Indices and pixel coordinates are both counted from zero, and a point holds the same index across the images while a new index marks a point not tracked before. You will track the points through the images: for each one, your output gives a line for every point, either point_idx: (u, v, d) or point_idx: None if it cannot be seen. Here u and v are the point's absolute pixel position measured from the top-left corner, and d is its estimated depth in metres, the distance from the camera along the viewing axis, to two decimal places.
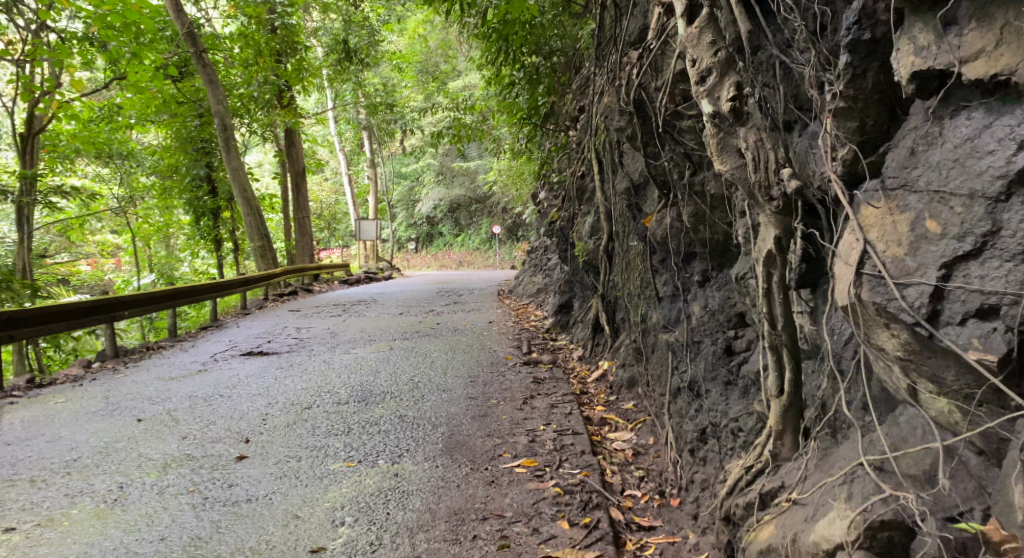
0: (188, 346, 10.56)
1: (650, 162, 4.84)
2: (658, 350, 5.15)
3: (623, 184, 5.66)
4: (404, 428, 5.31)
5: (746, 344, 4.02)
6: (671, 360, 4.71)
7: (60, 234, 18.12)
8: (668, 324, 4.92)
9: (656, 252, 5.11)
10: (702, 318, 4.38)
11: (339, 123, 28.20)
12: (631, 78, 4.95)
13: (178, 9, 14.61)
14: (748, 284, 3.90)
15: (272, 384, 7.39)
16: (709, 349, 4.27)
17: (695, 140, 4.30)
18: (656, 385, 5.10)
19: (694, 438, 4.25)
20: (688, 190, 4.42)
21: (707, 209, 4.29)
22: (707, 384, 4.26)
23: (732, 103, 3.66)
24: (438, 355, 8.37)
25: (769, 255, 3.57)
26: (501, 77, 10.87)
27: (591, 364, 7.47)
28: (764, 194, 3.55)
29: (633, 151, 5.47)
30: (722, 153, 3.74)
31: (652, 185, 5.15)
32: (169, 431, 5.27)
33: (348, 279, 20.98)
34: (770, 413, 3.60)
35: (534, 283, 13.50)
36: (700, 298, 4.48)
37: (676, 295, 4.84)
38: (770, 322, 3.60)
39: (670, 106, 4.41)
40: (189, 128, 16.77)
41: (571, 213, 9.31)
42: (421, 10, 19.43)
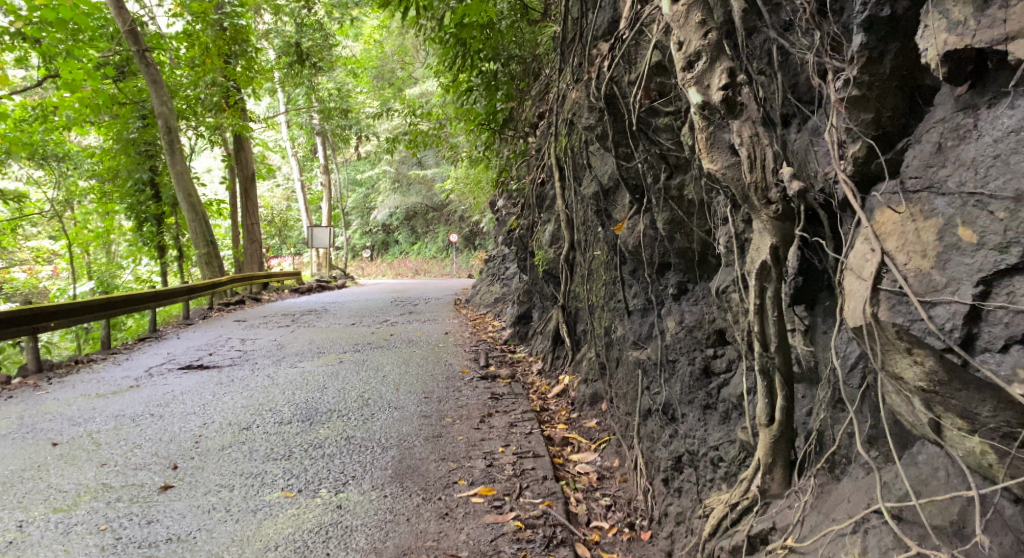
0: (121, 360, 9.97)
1: (623, 164, 4.57)
2: (623, 366, 4.87)
3: (590, 188, 5.34)
4: (350, 452, 4.94)
5: (726, 365, 3.74)
6: (644, 379, 4.43)
7: None
8: (638, 340, 4.62)
9: (626, 262, 4.82)
10: (676, 335, 4.10)
11: (292, 128, 27.58)
12: (602, 72, 4.65)
13: (120, 5, 13.92)
14: (730, 299, 3.62)
15: (209, 401, 6.95)
16: (686, 369, 3.99)
17: (673, 140, 4.02)
18: (623, 405, 4.82)
19: (669, 466, 3.98)
20: (663, 195, 4.15)
21: (685, 216, 4.02)
22: (683, 408, 3.99)
23: (724, 93, 3.35)
24: (390, 369, 7.98)
25: (763, 267, 3.28)
26: (459, 82, 10.56)
27: (551, 379, 7.16)
28: (761, 197, 3.26)
29: (602, 153, 5.17)
30: (712, 150, 3.44)
31: (622, 189, 4.85)
32: (88, 464, 4.86)
33: (300, 287, 20.40)
34: (759, 444, 3.34)
35: (491, 293, 13.19)
36: (674, 313, 4.20)
37: (648, 309, 4.56)
38: (761, 343, 3.32)
39: (644, 102, 4.16)
40: (131, 130, 16.01)
41: (531, 221, 9.01)
42: (378, 14, 19.03)
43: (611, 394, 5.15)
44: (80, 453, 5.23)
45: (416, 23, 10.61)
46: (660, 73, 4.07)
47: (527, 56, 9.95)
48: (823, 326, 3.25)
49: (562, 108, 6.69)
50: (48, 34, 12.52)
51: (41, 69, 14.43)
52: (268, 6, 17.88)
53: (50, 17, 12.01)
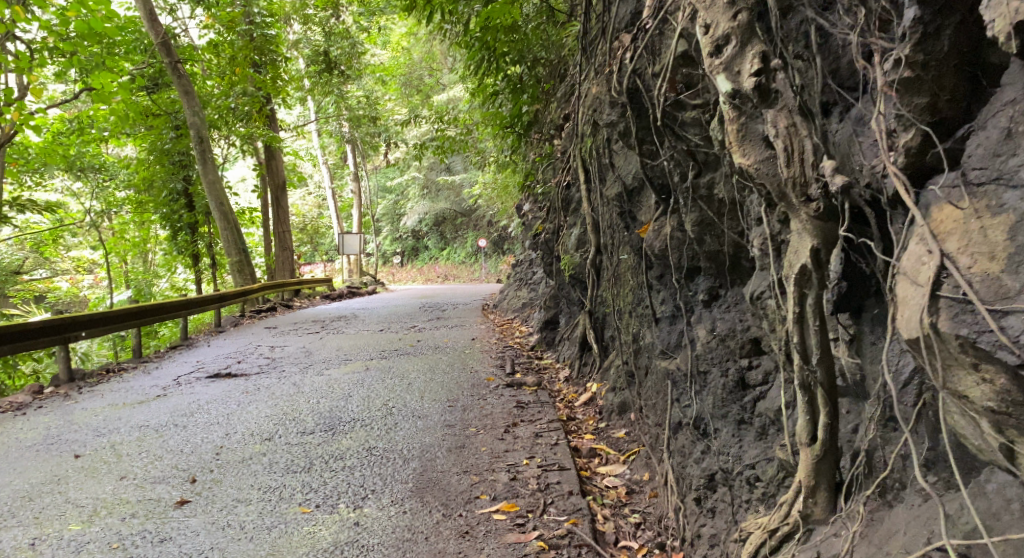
0: (151, 369, 9.97)
1: (647, 162, 4.36)
2: (652, 374, 4.67)
3: (615, 189, 5.14)
4: (371, 463, 4.82)
5: (762, 377, 3.55)
6: (673, 389, 4.22)
7: (34, 250, 17.68)
8: (666, 349, 4.40)
9: (652, 266, 4.62)
10: (708, 344, 3.89)
11: (323, 137, 27.75)
12: (622, 65, 4.48)
13: (153, 18, 14.07)
14: (767, 305, 3.42)
15: (234, 410, 6.90)
16: (718, 381, 3.78)
17: (701, 135, 3.84)
18: (652, 416, 4.62)
19: (702, 485, 3.78)
20: (691, 195, 3.94)
21: (716, 217, 3.82)
22: (716, 423, 3.78)
23: (757, 79, 3.17)
24: (416, 376, 7.82)
25: (803, 272, 3.07)
26: (484, 86, 10.45)
27: (578, 387, 6.96)
28: (800, 193, 3.07)
29: (625, 152, 4.99)
30: (745, 143, 3.24)
31: (648, 189, 4.66)
32: (107, 477, 4.84)
33: (331, 294, 20.43)
34: (799, 465, 3.13)
35: (519, 298, 13.01)
36: (705, 320, 3.99)
37: (677, 316, 4.36)
38: (800, 356, 3.11)
39: (669, 96, 3.96)
40: (164, 140, 16.13)
41: (557, 224, 8.82)
42: (407, 21, 19.04)
43: (639, 403, 4.95)
44: (101, 465, 5.18)
45: (441, 28, 10.53)
46: (687, 63, 3.88)
47: (552, 58, 9.81)
48: (870, 336, 3.03)
49: (588, 107, 6.52)
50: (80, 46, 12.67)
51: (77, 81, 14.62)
52: (297, 15, 17.97)
53: (81, 28, 12.16)
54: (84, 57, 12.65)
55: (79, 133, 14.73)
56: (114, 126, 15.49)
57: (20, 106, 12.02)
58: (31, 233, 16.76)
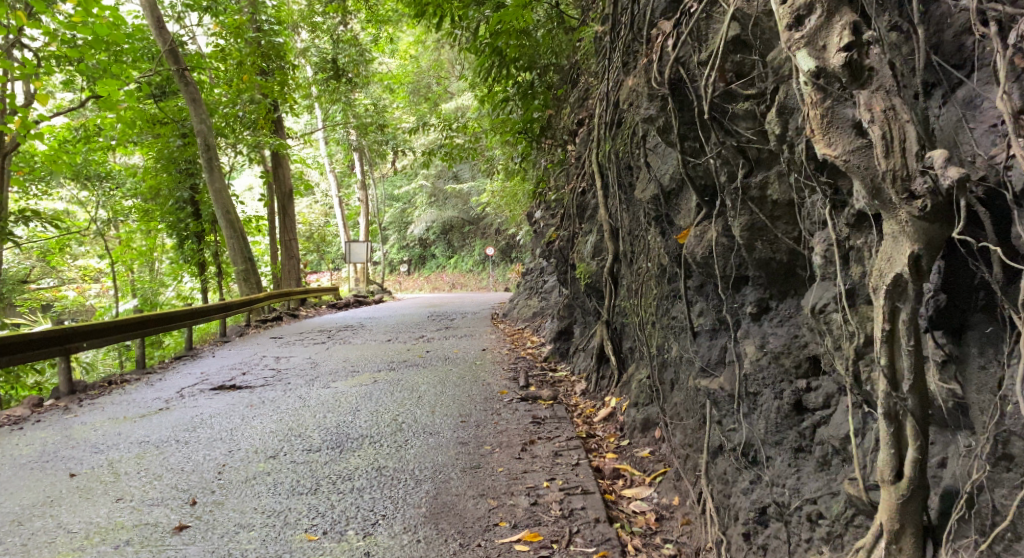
0: (154, 380, 9.70)
1: (690, 162, 4.11)
2: (684, 392, 4.42)
3: (648, 191, 4.85)
4: (382, 484, 4.56)
5: (823, 401, 3.29)
6: (714, 410, 3.97)
7: (40, 259, 17.51)
8: (706, 367, 4.12)
9: (690, 276, 4.34)
10: (758, 362, 3.62)
11: (330, 144, 27.56)
12: (664, 53, 4.23)
13: (160, 26, 13.93)
14: (831, 319, 3.19)
15: (238, 425, 6.63)
16: (772, 403, 3.52)
17: (754, 130, 3.60)
18: (683, 436, 4.36)
19: (751, 518, 3.54)
20: (741, 196, 3.67)
21: (768, 221, 3.54)
22: (769, 450, 3.53)
23: (848, 54, 2.87)
24: (426, 389, 7.54)
25: (897, 284, 2.79)
26: (494, 93, 10.22)
27: (596, 401, 6.64)
28: (901, 188, 2.74)
29: (663, 152, 4.71)
30: (832, 130, 2.94)
31: (687, 190, 4.37)
32: (101, 500, 4.59)
33: (338, 303, 20.18)
34: (881, 505, 2.88)
35: (529, 307, 12.73)
36: (754, 336, 3.71)
37: (719, 330, 4.09)
38: (889, 382, 2.84)
39: (718, 86, 3.74)
40: (171, 148, 15.90)
41: (571, 232, 8.56)
42: (414, 28, 18.85)
43: (667, 420, 4.69)
44: (96, 485, 4.93)
45: (450, 33, 10.35)
46: (738, 49, 3.71)
47: (564, 63, 9.62)
48: (978, 359, 2.71)
49: (610, 109, 6.28)
50: (84, 53, 12.51)
51: (84, 89, 14.45)
52: (304, 22, 17.80)
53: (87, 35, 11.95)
54: (91, 65, 12.50)
55: (85, 141, 14.56)
56: (120, 133, 15.30)
57: (24, 114, 11.85)
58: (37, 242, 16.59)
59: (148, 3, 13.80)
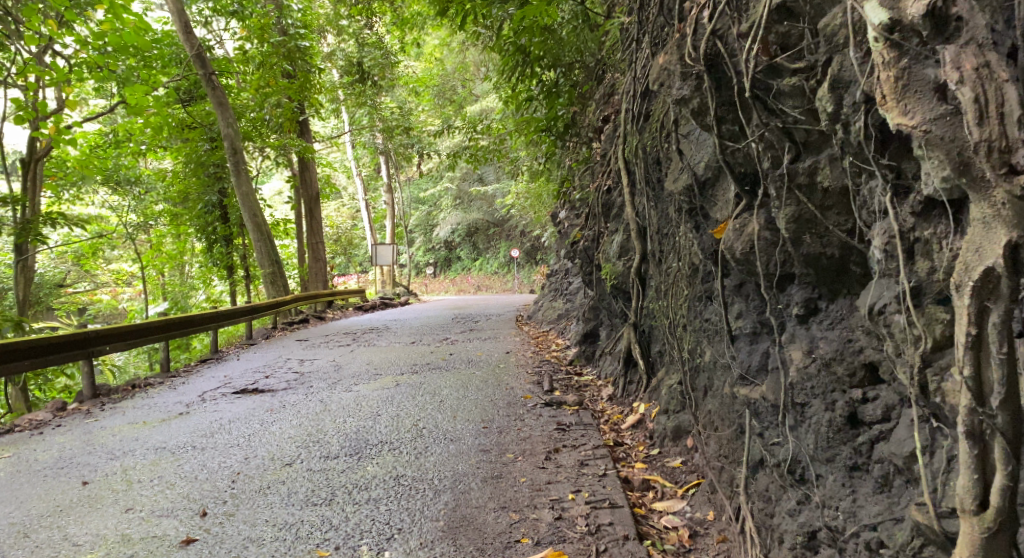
0: (177, 384, 9.59)
1: (728, 146, 3.89)
2: (720, 401, 4.18)
3: (681, 181, 4.58)
4: (399, 495, 4.36)
5: (883, 414, 3.05)
6: (755, 421, 3.76)
7: (75, 263, 17.68)
8: (747, 375, 3.87)
9: (729, 273, 4.08)
10: (805, 370, 3.40)
11: (356, 148, 27.55)
12: (698, 28, 4.08)
13: (188, 30, 13.93)
14: (893, 321, 2.94)
15: (257, 430, 6.45)
16: (823, 415, 3.29)
17: (802, 108, 3.35)
18: (719, 446, 4.13)
19: (802, 543, 3.33)
20: (787, 184, 3.44)
21: (819, 212, 3.31)
22: (820, 468, 3.30)
23: (931, 6, 2.69)
24: (448, 393, 7.32)
25: (987, 283, 2.57)
26: (518, 92, 10.01)
27: (623, 406, 6.37)
28: (996, 160, 2.54)
29: (697, 139, 4.46)
30: (908, 95, 2.74)
31: (724, 179, 4.12)
32: (110, 511, 4.43)
33: (364, 304, 20.07)
34: (961, 537, 2.64)
35: (554, 309, 12.45)
36: (800, 340, 3.48)
37: (760, 333, 3.85)
38: (975, 396, 2.61)
39: (761, 60, 3.51)
40: (199, 152, 15.89)
41: (596, 232, 8.30)
42: (439, 30, 18.70)
43: (701, 430, 4.43)
44: (107, 494, 4.78)
45: (474, 32, 10.15)
46: (784, 18, 3.46)
47: (589, 61, 9.37)
48: None
49: (637, 102, 6.03)
50: (114, 60, 12.55)
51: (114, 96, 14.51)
52: (329, 26, 17.75)
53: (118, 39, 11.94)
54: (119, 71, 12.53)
55: (116, 146, 14.64)
56: (150, 138, 15.37)
57: (57, 120, 11.88)
58: (71, 246, 16.75)
59: (175, 9, 13.82)
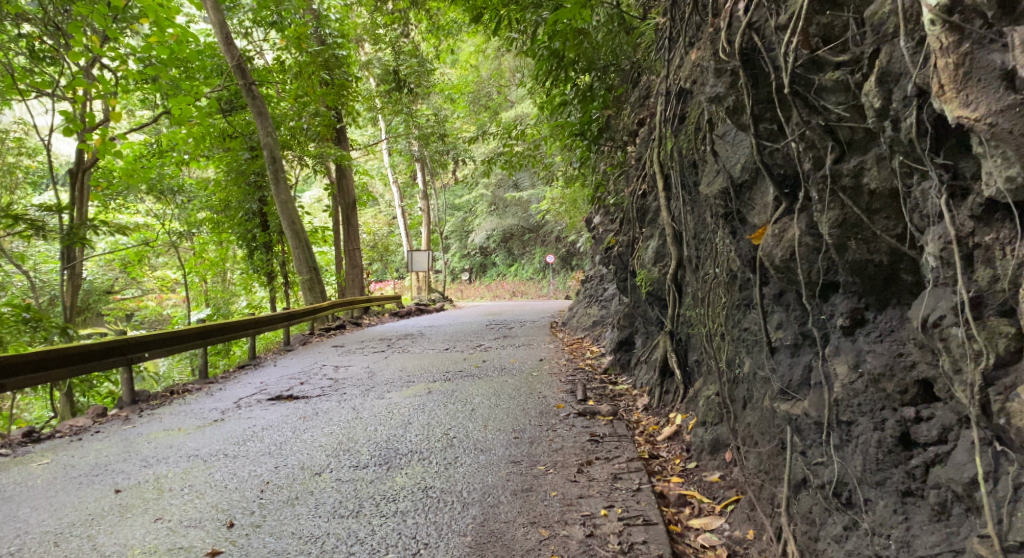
0: (214, 390, 9.64)
1: (763, 145, 3.80)
2: (761, 415, 4.04)
3: (717, 184, 4.40)
4: (426, 508, 4.27)
5: (940, 434, 3.02)
6: (797, 439, 3.66)
7: (121, 271, 18.01)
8: (788, 389, 3.77)
9: (767, 281, 3.97)
10: (851, 387, 3.35)
11: (392, 155, 27.67)
12: (733, 20, 3.99)
13: (229, 41, 14.10)
14: (950, 335, 2.89)
15: (289, 438, 6.41)
16: (873, 435, 3.24)
17: (847, 104, 3.32)
18: (759, 461, 4.01)
19: None
20: (831, 187, 3.39)
21: (865, 216, 3.27)
22: (870, 491, 3.24)
23: None
24: (480, 402, 7.22)
25: None
26: (552, 97, 9.92)
27: (659, 417, 6.21)
28: None
29: (732, 138, 4.31)
30: (971, 85, 2.77)
31: (762, 182, 3.98)
32: (139, 521, 4.40)
33: (400, 310, 20.10)
34: None
35: (589, 316, 12.30)
36: (846, 352, 3.42)
37: (802, 345, 3.74)
38: None
39: (802, 53, 3.49)
40: (240, 160, 16.09)
41: (631, 237, 8.15)
42: (475, 37, 18.69)
43: (740, 443, 4.29)
44: (139, 502, 4.76)
45: (508, 37, 10.04)
46: (826, 9, 3.43)
47: (624, 64, 9.20)
48: None
49: (672, 105, 5.90)
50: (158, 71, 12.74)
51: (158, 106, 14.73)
52: (366, 34, 17.83)
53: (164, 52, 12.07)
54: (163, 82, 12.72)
55: (160, 156, 14.85)
56: (194, 147, 15.59)
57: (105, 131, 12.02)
58: (117, 254, 17.06)
59: (216, 21, 13.98)
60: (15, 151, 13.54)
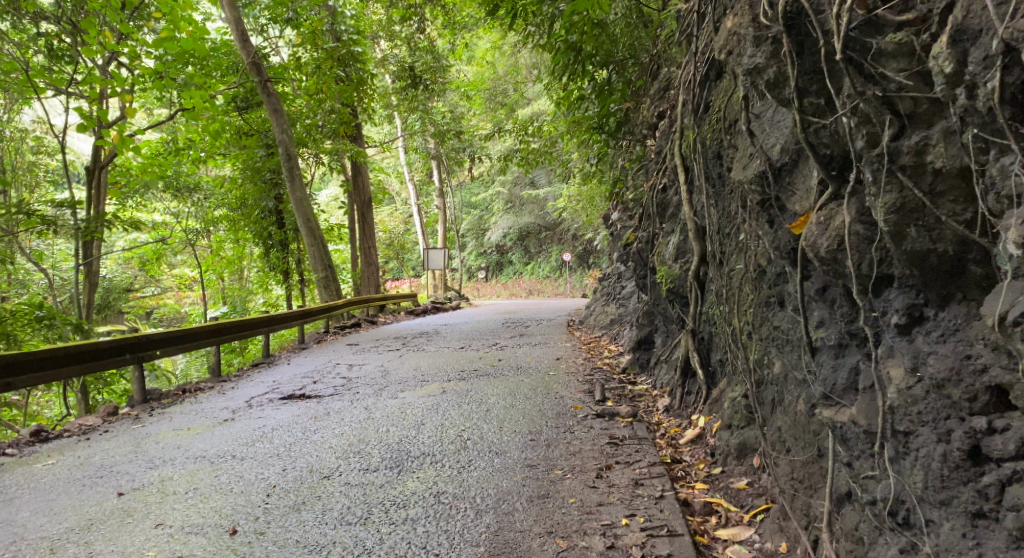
0: (227, 389, 9.50)
1: (810, 120, 3.59)
2: (799, 421, 3.82)
3: (751, 170, 4.18)
4: (437, 517, 4.08)
5: (1014, 450, 2.82)
6: (841, 449, 3.47)
7: (139, 269, 17.99)
8: (833, 393, 3.56)
9: (808, 274, 3.75)
10: (911, 393, 3.13)
11: (409, 153, 27.50)
12: None
13: (244, 38, 13.98)
14: None
15: (299, 439, 6.23)
16: (938, 449, 3.03)
17: (909, 71, 3.13)
18: (795, 469, 3.79)
19: None
20: (888, 166, 3.19)
21: (928, 200, 3.07)
22: (932, 511, 3.03)
23: None
24: (495, 402, 7.00)
25: None
26: (569, 91, 9.69)
27: (681, 419, 5.95)
28: None
29: (770, 118, 4.09)
30: None
31: (805, 163, 3.77)
32: (139, 527, 4.22)
33: (416, 308, 19.93)
34: None
35: (607, 314, 12.05)
36: (903, 353, 3.20)
37: (849, 344, 3.52)
38: None
39: (858, 15, 3.29)
40: (256, 158, 15.96)
41: (650, 233, 7.91)
42: (491, 34, 18.46)
43: (771, 450, 4.07)
44: (141, 505, 4.58)
45: (524, 32, 9.82)
46: None
47: (643, 57, 8.95)
48: None
49: (697, 93, 5.67)
50: (173, 68, 12.58)
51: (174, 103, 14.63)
52: (381, 30, 17.65)
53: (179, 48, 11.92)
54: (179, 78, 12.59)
55: (177, 153, 14.76)
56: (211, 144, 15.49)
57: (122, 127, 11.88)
58: (135, 252, 17.04)
59: (232, 18, 13.88)
60: (34, 149, 13.36)
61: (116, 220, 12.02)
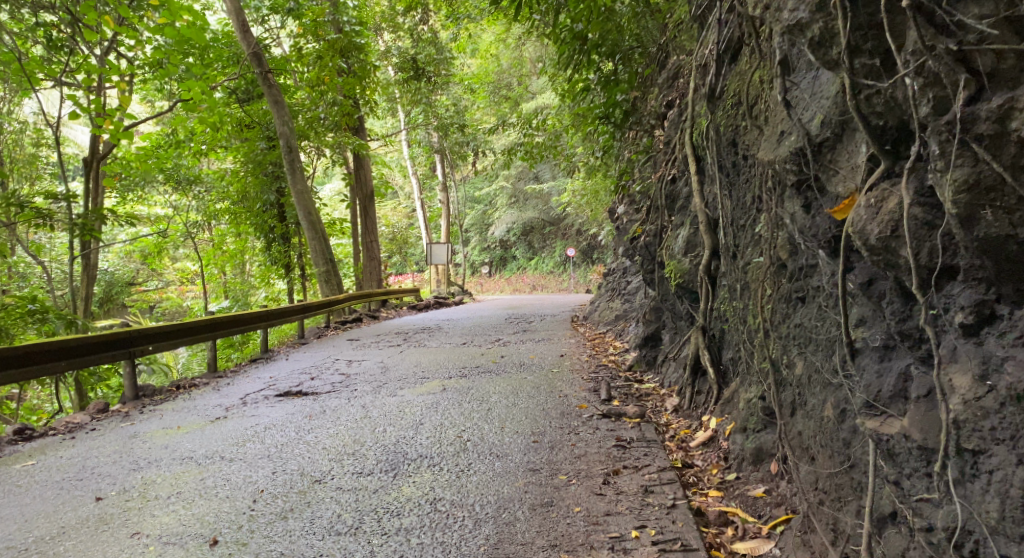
0: (221, 385, 9.22)
1: (870, 82, 3.29)
2: (833, 428, 3.54)
3: (785, 148, 3.89)
4: (431, 528, 3.81)
5: None
6: (887, 465, 3.19)
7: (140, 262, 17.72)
8: (882, 396, 3.27)
9: (851, 264, 3.46)
10: (983, 406, 2.83)
11: (413, 148, 27.14)
12: None
13: (245, 28, 13.59)
14: None
15: (291, 440, 5.95)
16: (1015, 472, 2.73)
17: (995, 17, 2.83)
18: (828, 484, 3.51)
19: None
20: (962, 135, 2.88)
21: (1009, 176, 2.76)
22: (1003, 543, 2.74)
23: None
24: (497, 401, 6.72)
25: None
26: (575, 82, 9.37)
27: (691, 420, 5.67)
28: None
29: (808, 90, 3.81)
30: None
31: (850, 137, 3.48)
32: (114, 537, 3.94)
33: (418, 303, 19.60)
34: None
35: (612, 310, 11.75)
36: (971, 356, 2.90)
37: (900, 343, 3.23)
38: None
39: None
40: (257, 150, 15.61)
41: (659, 226, 7.60)
42: (496, 24, 18.07)
43: (795, 458, 3.80)
44: (120, 511, 4.31)
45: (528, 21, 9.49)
46: None
47: (651, 47, 8.62)
48: None
49: (712, 76, 5.37)
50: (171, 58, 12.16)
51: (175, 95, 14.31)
52: (384, 20, 17.29)
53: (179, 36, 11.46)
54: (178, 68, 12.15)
55: (178, 147, 14.43)
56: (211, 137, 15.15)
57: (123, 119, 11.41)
58: (137, 246, 16.76)
59: (233, 9, 13.55)
60: (34, 141, 13.01)
61: (114, 214, 11.67)
